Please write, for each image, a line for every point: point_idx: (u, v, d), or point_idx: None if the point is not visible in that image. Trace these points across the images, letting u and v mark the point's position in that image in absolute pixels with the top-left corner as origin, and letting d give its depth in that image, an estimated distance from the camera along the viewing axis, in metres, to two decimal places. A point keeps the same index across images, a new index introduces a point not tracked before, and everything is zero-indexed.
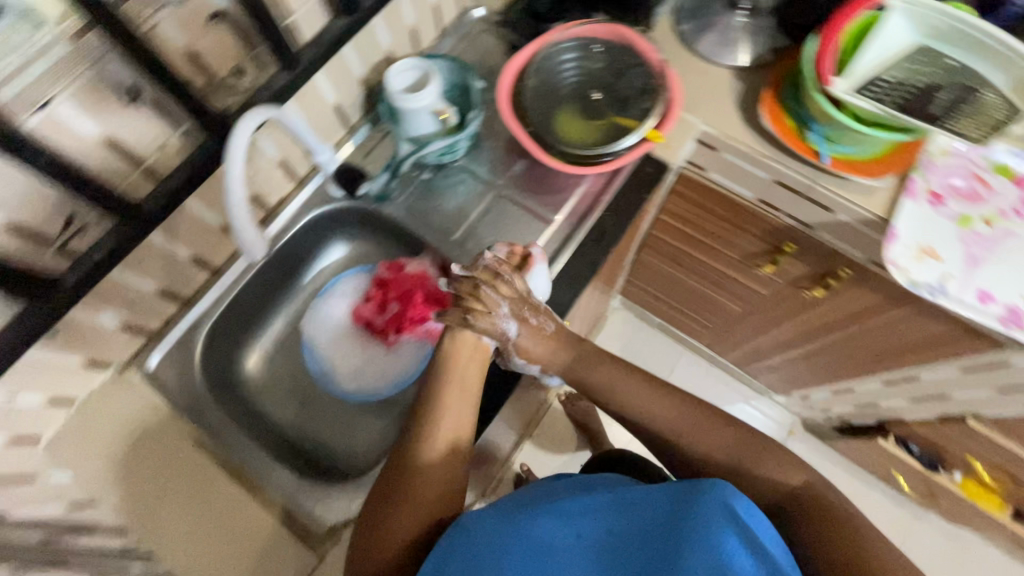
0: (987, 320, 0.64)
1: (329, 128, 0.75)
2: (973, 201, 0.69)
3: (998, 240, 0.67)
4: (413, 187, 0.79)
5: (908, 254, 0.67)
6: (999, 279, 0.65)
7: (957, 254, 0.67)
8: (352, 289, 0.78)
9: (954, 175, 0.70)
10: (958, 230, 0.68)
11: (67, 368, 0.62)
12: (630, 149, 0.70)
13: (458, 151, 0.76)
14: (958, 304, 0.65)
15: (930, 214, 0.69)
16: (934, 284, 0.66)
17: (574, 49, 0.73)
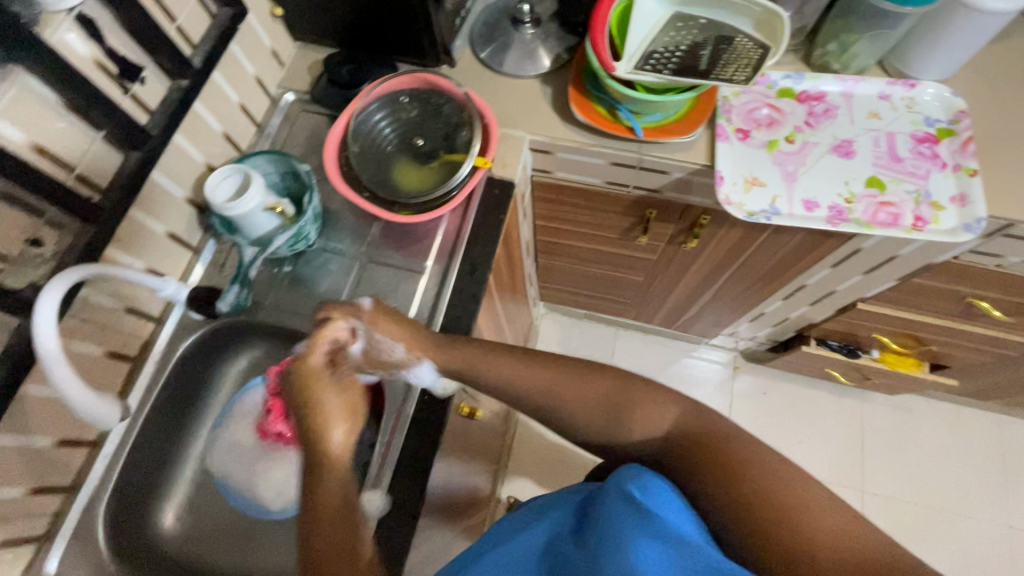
0: (819, 224, 0.71)
1: (169, 258, 0.72)
2: (773, 126, 0.77)
3: (803, 153, 0.75)
4: (278, 285, 0.77)
5: (738, 189, 0.74)
6: (816, 186, 0.73)
7: (776, 176, 0.74)
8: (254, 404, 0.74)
9: (751, 109, 0.78)
10: (770, 154, 0.75)
11: None
12: (468, 180, 0.73)
13: (307, 236, 0.75)
14: (792, 218, 0.72)
15: (744, 148, 0.76)
16: (767, 209, 0.73)
17: (384, 107, 0.75)
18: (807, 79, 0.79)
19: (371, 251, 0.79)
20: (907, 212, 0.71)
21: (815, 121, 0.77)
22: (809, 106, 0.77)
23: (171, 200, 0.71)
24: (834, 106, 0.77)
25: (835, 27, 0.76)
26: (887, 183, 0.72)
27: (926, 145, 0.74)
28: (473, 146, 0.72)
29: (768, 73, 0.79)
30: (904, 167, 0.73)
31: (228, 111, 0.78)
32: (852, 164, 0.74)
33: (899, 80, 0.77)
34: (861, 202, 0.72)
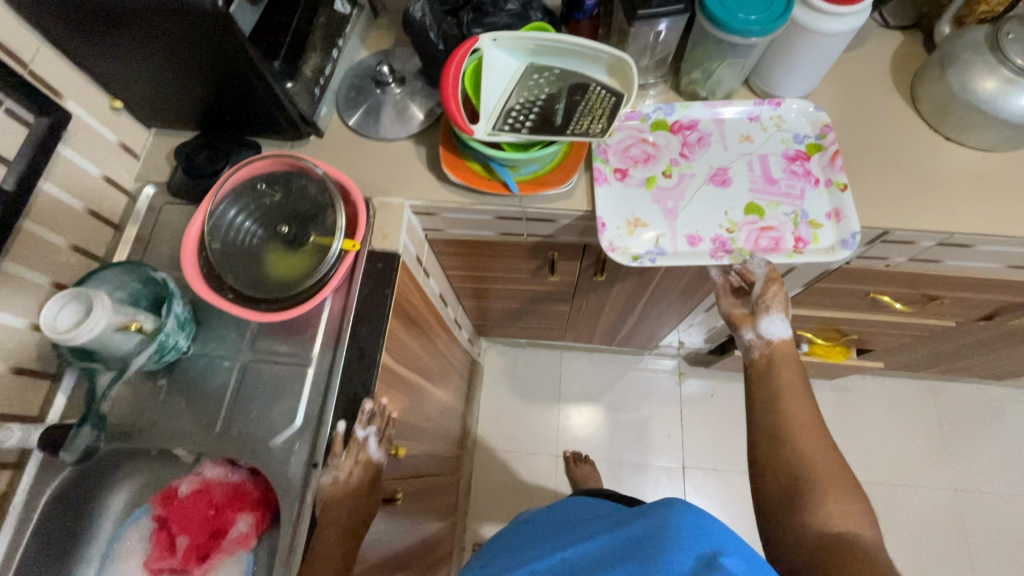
0: (703, 259, 0.71)
1: (20, 396, 0.66)
2: (650, 162, 0.76)
3: (681, 186, 0.75)
4: (155, 399, 0.71)
5: (621, 233, 0.72)
6: (698, 219, 0.73)
7: (658, 214, 0.73)
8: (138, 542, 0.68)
9: (627, 147, 0.76)
10: (650, 192, 0.75)
11: None
12: (339, 265, 0.69)
13: (174, 346, 0.69)
14: (678, 256, 0.71)
15: (624, 189, 0.75)
16: (652, 250, 0.71)
17: (241, 197, 0.70)
18: (677, 109, 0.78)
19: (255, 347, 0.73)
20: (787, 235, 0.71)
21: (690, 151, 0.76)
22: (683, 137, 0.77)
23: (10, 335, 0.64)
24: (706, 134, 0.77)
25: (695, 56, 0.75)
26: (765, 208, 0.73)
27: (798, 163, 0.75)
28: (339, 229, 0.68)
29: (638, 108, 0.78)
30: (779, 189, 0.74)
31: (75, 220, 0.72)
32: (729, 192, 0.74)
33: (766, 101, 0.77)
34: (743, 230, 0.72)
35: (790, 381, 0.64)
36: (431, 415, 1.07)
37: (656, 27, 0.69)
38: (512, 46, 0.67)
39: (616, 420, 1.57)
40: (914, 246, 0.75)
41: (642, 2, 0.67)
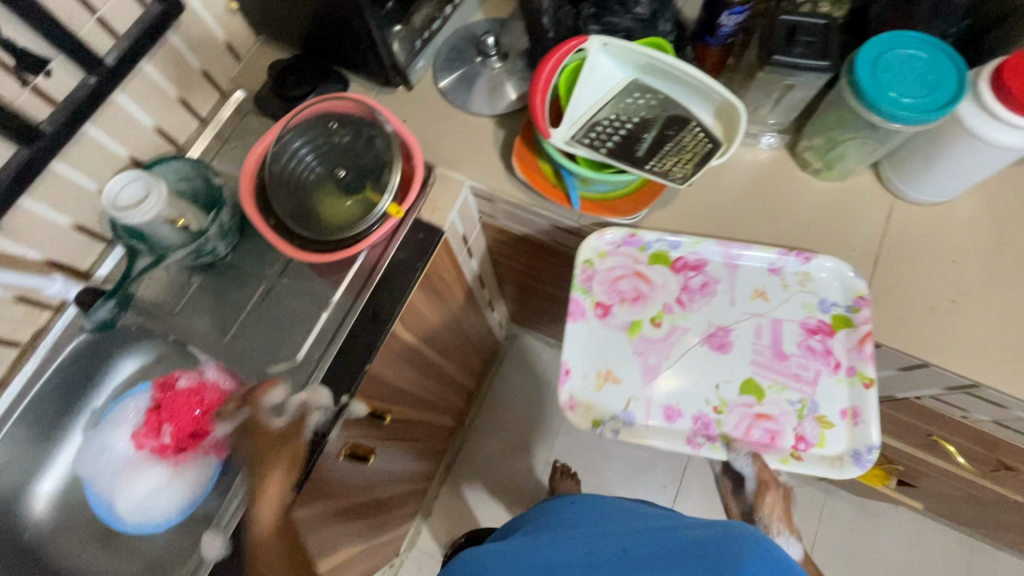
0: (676, 440, 0.62)
1: (76, 251, 0.71)
2: (636, 306, 0.67)
3: (671, 339, 0.65)
4: (188, 292, 0.76)
5: (588, 386, 0.65)
6: (682, 390, 0.64)
7: (635, 371, 0.65)
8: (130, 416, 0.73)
9: (618, 277, 0.67)
10: (631, 342, 0.66)
11: None
12: (377, 226, 0.69)
13: (214, 251, 0.73)
14: (648, 431, 0.63)
15: (603, 329, 0.66)
16: (619, 416, 0.63)
17: (310, 130, 0.71)
18: (686, 243, 0.67)
19: (284, 275, 0.75)
20: (788, 431, 0.61)
21: (688, 299, 0.66)
22: (683, 283, 0.67)
23: (80, 195, 0.69)
24: (703, 283, 0.67)
25: (825, 120, 0.66)
26: (767, 390, 0.62)
27: (817, 339, 0.63)
28: (389, 191, 0.68)
29: (640, 234, 0.68)
30: (788, 366, 0.63)
31: (167, 107, 0.76)
32: (725, 361, 0.64)
33: (796, 252, 0.65)
34: (732, 413, 0.62)
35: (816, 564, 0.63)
36: (434, 386, 1.07)
37: (788, 78, 0.61)
38: (621, 55, 0.62)
39: (618, 451, 1.51)
40: (1005, 410, 0.63)
41: (782, 47, 0.59)
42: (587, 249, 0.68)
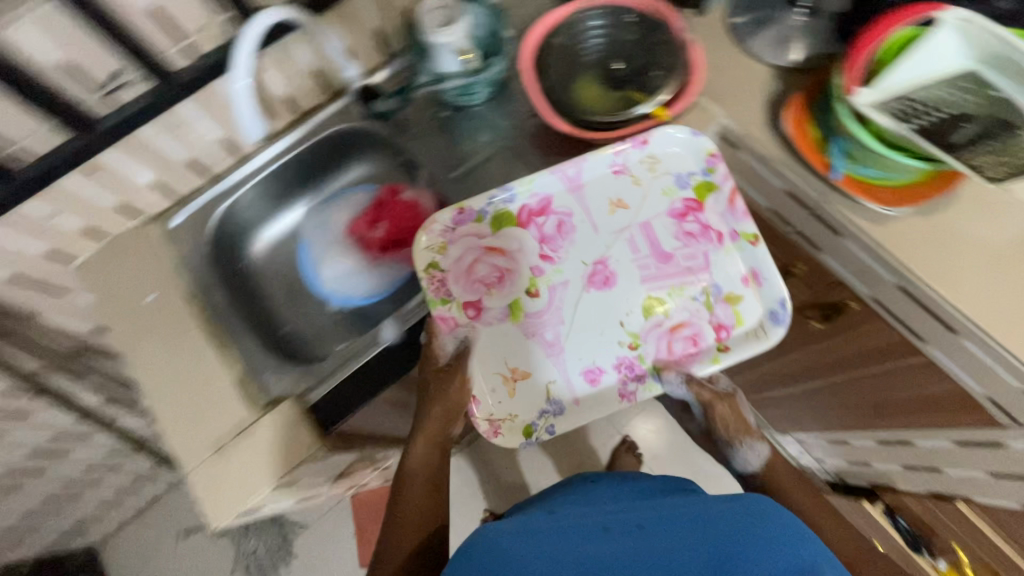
0: (609, 396, 0.70)
1: (367, 52, 0.81)
2: (443, 288, 0.69)
3: (557, 302, 0.70)
4: (433, 123, 0.84)
5: (499, 397, 0.69)
6: (533, 361, 0.69)
7: (545, 359, 0.70)
8: (354, 202, 0.86)
9: (467, 256, 0.70)
10: (520, 329, 0.70)
11: (99, 206, 0.73)
12: (635, 123, 0.71)
13: (475, 95, 0.79)
14: (578, 408, 0.70)
15: (507, 330, 0.70)
16: (543, 413, 0.69)
17: (605, 17, 0.74)
18: (521, 190, 0.71)
19: (518, 141, 0.80)
20: (705, 326, 0.69)
21: (552, 247, 0.71)
22: (482, 258, 0.70)
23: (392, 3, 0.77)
24: (541, 216, 0.71)
25: None
26: (671, 297, 0.70)
27: (687, 218, 0.71)
28: (662, 94, 0.69)
29: (469, 206, 0.70)
30: (672, 266, 0.70)
31: None
32: (613, 295, 0.70)
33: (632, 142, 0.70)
34: (648, 339, 0.69)
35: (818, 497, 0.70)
36: None
37: None
38: (970, 39, 0.58)
39: None
40: None
41: None
42: (424, 264, 0.69)
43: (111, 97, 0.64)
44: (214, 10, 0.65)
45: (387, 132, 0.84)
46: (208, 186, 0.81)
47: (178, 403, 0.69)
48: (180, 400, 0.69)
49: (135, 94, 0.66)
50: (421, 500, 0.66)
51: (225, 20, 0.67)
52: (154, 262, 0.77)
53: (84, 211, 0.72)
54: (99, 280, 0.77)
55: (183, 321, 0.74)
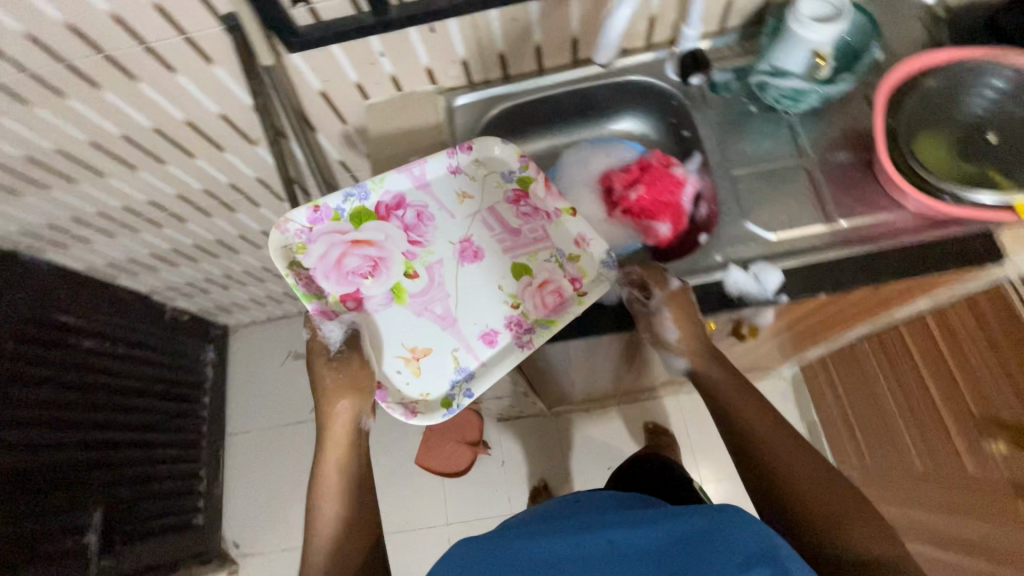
0: (511, 352, 0.69)
1: (710, 17, 0.77)
2: (313, 283, 0.69)
3: (435, 283, 0.72)
4: (734, 112, 0.78)
5: (407, 377, 0.68)
6: (427, 337, 0.70)
7: (446, 338, 0.70)
8: (620, 157, 0.85)
9: (352, 258, 0.71)
10: (405, 310, 0.71)
11: (416, 62, 0.78)
12: (980, 206, 0.62)
13: (800, 102, 0.73)
14: (484, 367, 0.69)
15: (428, 330, 0.70)
16: (458, 380, 0.68)
17: (1006, 83, 0.65)
18: (372, 188, 0.73)
19: (819, 169, 0.73)
20: (563, 278, 0.70)
21: (418, 233, 0.74)
22: (349, 250, 0.71)
23: None
24: (388, 212, 0.74)
25: None
26: (530, 263, 0.72)
27: (524, 204, 0.75)
28: None
29: (322, 203, 0.71)
30: (525, 237, 0.74)
31: None
32: (486, 264, 0.73)
33: (455, 150, 0.75)
34: (525, 297, 0.71)
35: (768, 426, 0.63)
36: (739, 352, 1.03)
37: None
38: None
39: None
40: None
41: None
42: (280, 253, 0.69)
43: None
44: None
45: (684, 99, 0.79)
46: (498, 81, 0.84)
47: None
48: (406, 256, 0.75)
49: None
50: (356, 514, 0.64)
51: None
52: (428, 129, 0.82)
53: (403, 60, 0.77)
54: (380, 124, 0.83)
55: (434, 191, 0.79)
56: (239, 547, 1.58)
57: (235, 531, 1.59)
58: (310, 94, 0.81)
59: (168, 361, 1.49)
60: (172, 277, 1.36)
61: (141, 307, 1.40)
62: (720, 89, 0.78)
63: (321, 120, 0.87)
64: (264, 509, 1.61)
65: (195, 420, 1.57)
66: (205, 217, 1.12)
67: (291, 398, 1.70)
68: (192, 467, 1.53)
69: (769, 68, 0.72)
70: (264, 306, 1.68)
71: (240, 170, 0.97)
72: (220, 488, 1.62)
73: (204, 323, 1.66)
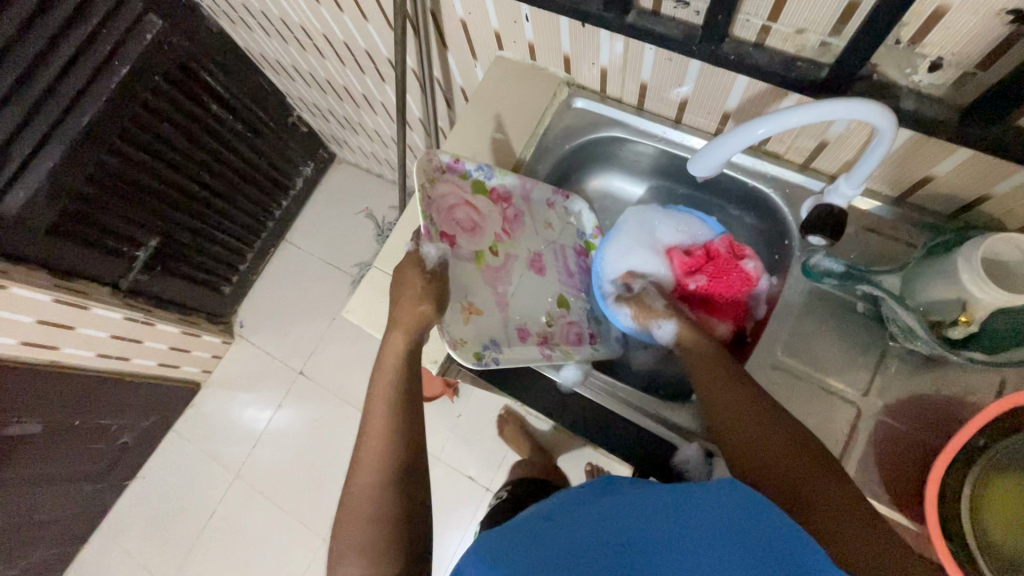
0: (535, 357, 0.66)
1: (887, 179, 0.61)
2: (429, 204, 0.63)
3: (507, 270, 0.69)
4: (835, 297, 0.64)
5: (457, 321, 0.62)
6: (482, 299, 0.66)
7: (494, 307, 0.67)
8: (687, 227, 0.74)
9: (451, 200, 0.66)
10: (478, 272, 0.67)
11: (555, 44, 0.70)
12: None
13: (908, 342, 0.57)
14: (516, 354, 0.65)
15: (489, 297, 0.67)
16: (489, 344, 0.63)
17: None
18: (498, 173, 0.70)
19: (874, 421, 0.59)
20: (584, 327, 0.75)
21: (509, 229, 0.71)
22: (462, 204, 0.67)
23: (989, 182, 0.53)
24: (498, 188, 0.70)
25: None
26: (570, 301, 0.76)
27: (582, 261, 0.79)
28: None
29: (464, 159, 0.68)
30: (572, 281, 0.77)
31: None
32: (545, 282, 0.73)
33: (559, 192, 0.76)
34: (559, 325, 0.72)
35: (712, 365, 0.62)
36: None
37: None
38: None
39: None
40: None
41: None
42: (419, 171, 0.63)
43: (661, 5, 0.55)
44: (833, 35, 0.49)
45: (798, 249, 0.66)
46: (630, 107, 0.74)
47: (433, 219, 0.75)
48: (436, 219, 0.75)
49: (677, 20, 0.55)
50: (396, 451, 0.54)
51: (827, 48, 0.50)
52: (533, 114, 0.76)
53: (544, 37, 0.70)
54: (495, 81, 0.78)
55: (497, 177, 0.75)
56: (242, 327, 1.82)
57: (247, 314, 1.83)
58: (452, 19, 0.77)
59: (271, 157, 1.67)
60: (304, 93, 1.49)
61: (272, 103, 1.56)
62: (814, 275, 0.63)
63: (454, 45, 0.83)
64: (275, 313, 1.83)
65: (266, 214, 1.77)
66: (341, 63, 1.18)
67: (345, 245, 1.87)
68: (244, 249, 1.75)
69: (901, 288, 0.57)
70: (367, 160, 1.80)
71: (378, 45, 0.98)
72: (256, 276, 1.85)
73: (318, 142, 1.83)
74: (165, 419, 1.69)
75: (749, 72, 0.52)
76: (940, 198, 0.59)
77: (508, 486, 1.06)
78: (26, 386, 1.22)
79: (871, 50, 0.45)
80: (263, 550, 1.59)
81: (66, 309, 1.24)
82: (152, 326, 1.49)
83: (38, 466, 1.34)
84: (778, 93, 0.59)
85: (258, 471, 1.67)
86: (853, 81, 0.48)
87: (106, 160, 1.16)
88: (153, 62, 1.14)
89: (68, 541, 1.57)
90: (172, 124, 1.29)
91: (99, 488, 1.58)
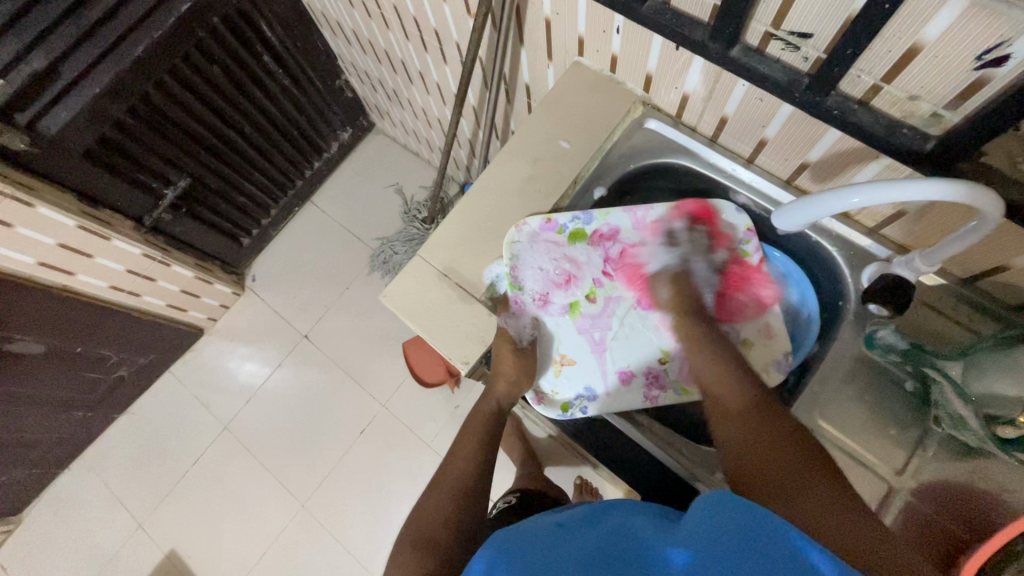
0: (637, 400, 0.67)
1: (958, 263, 0.60)
2: (519, 274, 0.68)
3: (608, 315, 0.69)
4: (884, 373, 0.62)
5: (551, 379, 0.68)
6: (577, 349, 0.68)
7: (587, 349, 0.68)
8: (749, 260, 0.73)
9: (546, 262, 0.69)
10: (573, 323, 0.69)
11: (642, 62, 0.68)
12: None
13: (952, 429, 0.56)
14: (609, 400, 0.67)
15: (585, 349, 0.68)
16: (582, 395, 0.67)
17: None
18: (598, 217, 0.70)
19: (903, 501, 0.58)
20: None
21: (615, 270, 0.70)
22: (559, 258, 0.69)
23: None
24: (639, 247, 0.70)
25: None
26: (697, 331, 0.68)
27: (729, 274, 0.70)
28: None
29: (556, 217, 0.70)
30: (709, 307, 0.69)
31: None
32: (660, 316, 0.69)
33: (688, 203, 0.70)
34: (676, 360, 0.68)
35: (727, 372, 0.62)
36: None
37: None
38: None
39: None
40: None
41: None
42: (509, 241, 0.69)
43: (770, 45, 0.52)
44: (949, 108, 0.47)
45: (852, 314, 0.65)
46: (702, 137, 0.73)
47: (485, 216, 0.73)
48: (488, 216, 0.73)
49: (783, 65, 0.53)
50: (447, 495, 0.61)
51: (939, 118, 0.48)
52: (602, 127, 0.74)
53: (631, 52, 0.68)
54: (570, 86, 0.76)
55: (558, 185, 0.73)
56: (255, 281, 1.81)
57: (261, 269, 1.82)
58: (536, 17, 0.75)
59: (312, 117, 1.65)
60: (357, 59, 1.46)
61: (321, 62, 1.53)
62: (875, 347, 0.62)
63: (531, 43, 0.81)
64: (289, 272, 1.81)
65: (297, 172, 1.75)
66: (403, 36, 1.15)
67: (369, 217, 1.85)
68: (269, 204, 1.73)
69: (957, 376, 0.57)
70: (407, 136, 1.78)
71: (453, 27, 0.96)
72: (276, 232, 1.84)
73: (359, 110, 1.81)
74: (164, 359, 1.69)
75: (849, 131, 0.51)
76: (1009, 289, 0.58)
77: (506, 495, 1.04)
78: (36, 306, 1.21)
79: (986, 134, 0.44)
80: (239, 505, 1.59)
81: (88, 236, 1.22)
82: (168, 267, 1.47)
83: (33, 388, 1.33)
84: (867, 154, 0.57)
85: (248, 428, 1.66)
86: (959, 159, 0.47)
87: (150, 94, 1.13)
88: (214, 4, 1.11)
89: (49, 464, 1.57)
90: (221, 69, 1.26)
91: (88, 418, 1.58)
